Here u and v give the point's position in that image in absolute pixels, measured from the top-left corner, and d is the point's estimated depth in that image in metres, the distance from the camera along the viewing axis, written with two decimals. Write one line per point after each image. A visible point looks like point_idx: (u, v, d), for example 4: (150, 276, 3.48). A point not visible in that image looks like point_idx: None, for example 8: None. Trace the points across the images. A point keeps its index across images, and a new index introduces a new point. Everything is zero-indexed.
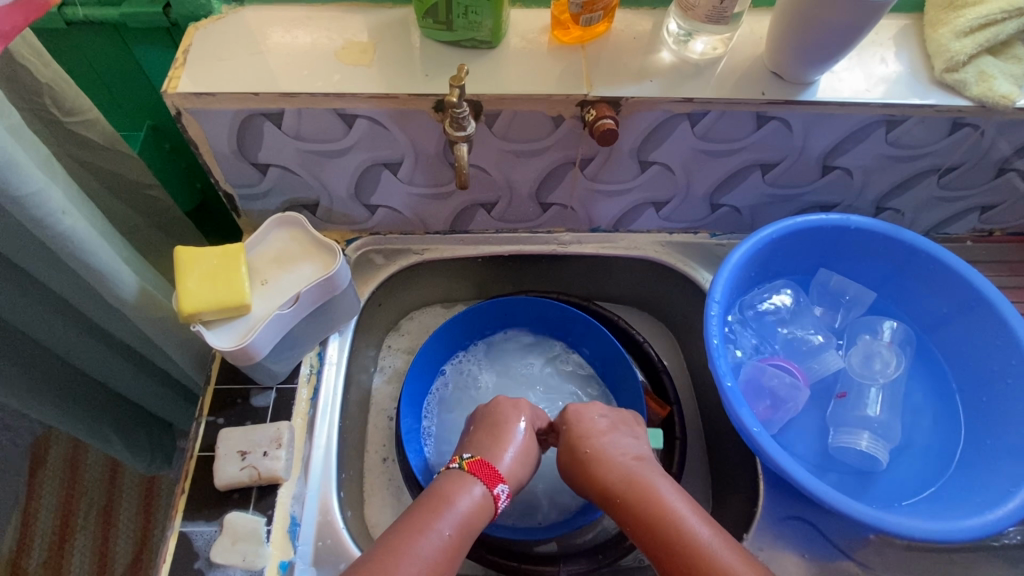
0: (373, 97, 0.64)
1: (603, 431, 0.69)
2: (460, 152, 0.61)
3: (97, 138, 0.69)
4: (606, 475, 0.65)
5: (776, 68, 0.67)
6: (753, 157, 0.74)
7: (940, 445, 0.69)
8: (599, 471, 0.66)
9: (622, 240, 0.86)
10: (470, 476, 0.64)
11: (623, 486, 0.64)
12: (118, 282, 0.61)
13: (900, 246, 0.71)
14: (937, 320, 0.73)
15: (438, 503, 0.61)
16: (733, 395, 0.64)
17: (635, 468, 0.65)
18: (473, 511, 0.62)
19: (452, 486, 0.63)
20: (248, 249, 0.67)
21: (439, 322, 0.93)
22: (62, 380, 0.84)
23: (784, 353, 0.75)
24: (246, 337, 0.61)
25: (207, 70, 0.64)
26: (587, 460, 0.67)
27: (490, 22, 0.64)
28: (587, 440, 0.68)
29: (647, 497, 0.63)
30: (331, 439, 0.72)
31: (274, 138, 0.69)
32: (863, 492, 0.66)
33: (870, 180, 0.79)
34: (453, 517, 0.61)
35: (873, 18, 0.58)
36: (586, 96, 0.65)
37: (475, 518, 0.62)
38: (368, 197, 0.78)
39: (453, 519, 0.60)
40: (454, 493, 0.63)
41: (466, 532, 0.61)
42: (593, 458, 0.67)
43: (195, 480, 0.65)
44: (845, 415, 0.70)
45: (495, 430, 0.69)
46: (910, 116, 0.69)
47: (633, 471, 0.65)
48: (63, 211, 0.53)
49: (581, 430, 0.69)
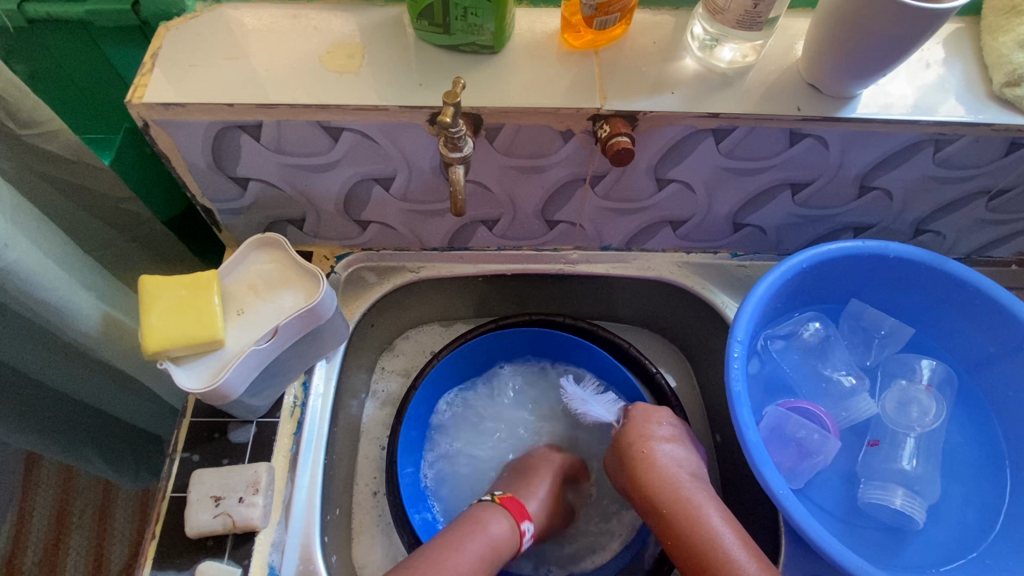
0: (360, 109, 0.58)
1: (658, 436, 0.69)
2: (456, 175, 0.55)
3: (60, 150, 0.63)
4: (654, 483, 0.65)
5: (814, 80, 0.60)
6: (784, 176, 0.67)
7: (981, 504, 0.62)
8: (649, 478, 0.66)
9: (634, 261, 0.80)
10: (502, 508, 0.69)
11: (669, 497, 0.64)
12: (78, 313, 0.56)
13: (946, 280, 0.64)
14: (982, 362, 0.66)
15: (476, 532, 0.65)
16: (756, 450, 0.57)
17: (687, 484, 0.65)
18: (505, 544, 0.66)
19: (486, 513, 0.68)
20: (224, 275, 0.61)
21: (437, 342, 0.88)
22: (39, 401, 0.79)
23: (809, 393, 0.69)
24: (218, 375, 0.56)
25: (175, 76, 0.58)
26: (641, 465, 0.66)
27: (492, 26, 0.57)
28: (643, 444, 0.68)
29: (691, 515, 0.62)
30: (316, 478, 0.66)
31: (253, 151, 0.62)
32: (895, 553, 0.61)
33: (911, 202, 0.71)
34: (485, 543, 0.64)
35: (931, 27, 0.50)
36: (598, 110, 0.58)
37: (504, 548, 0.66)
38: (358, 213, 0.72)
39: (484, 542, 0.64)
40: (491, 525, 0.66)
41: (494, 559, 0.65)
42: (645, 463, 0.66)
43: (167, 524, 0.60)
44: (877, 467, 0.64)
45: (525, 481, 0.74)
46: (963, 135, 0.62)
47: (684, 485, 0.65)
48: (6, 244, 0.48)
49: (636, 433, 0.69)
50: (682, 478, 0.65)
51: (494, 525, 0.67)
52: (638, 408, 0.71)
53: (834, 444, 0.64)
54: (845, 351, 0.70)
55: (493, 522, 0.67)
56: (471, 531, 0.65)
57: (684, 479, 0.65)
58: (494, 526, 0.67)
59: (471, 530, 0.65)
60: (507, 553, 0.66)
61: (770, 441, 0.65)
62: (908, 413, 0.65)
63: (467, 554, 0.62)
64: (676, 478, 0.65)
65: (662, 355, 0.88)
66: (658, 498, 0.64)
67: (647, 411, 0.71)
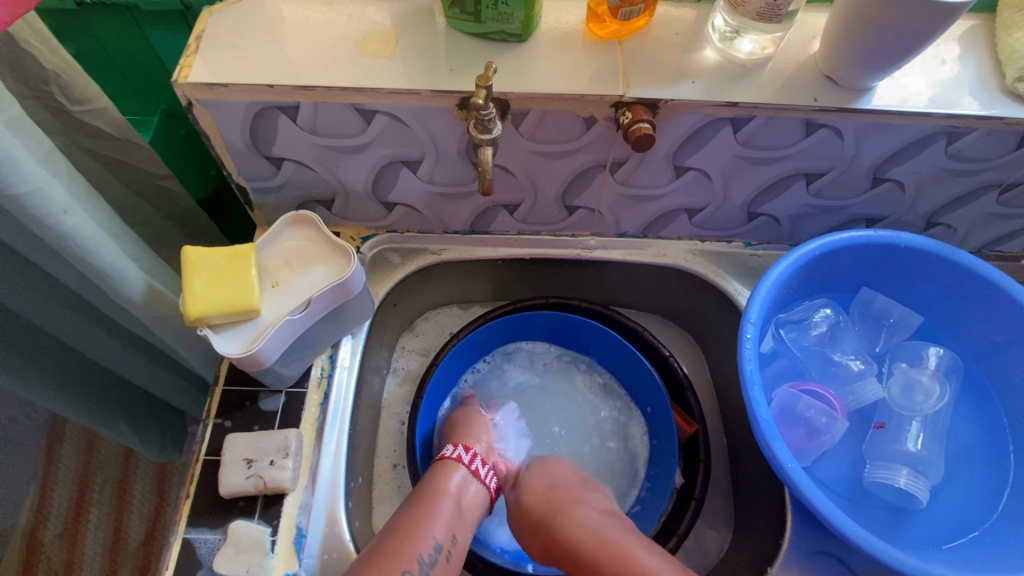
0: (394, 93, 0.60)
1: (563, 483, 0.69)
2: (485, 155, 0.57)
3: (106, 127, 0.66)
4: (563, 531, 0.64)
5: (830, 72, 0.62)
6: (799, 166, 0.69)
7: (987, 485, 0.64)
8: (562, 519, 0.65)
9: (650, 247, 0.82)
10: (448, 462, 0.67)
11: (583, 539, 0.63)
12: (124, 281, 0.59)
13: (955, 269, 0.66)
14: (989, 349, 0.68)
15: (430, 499, 0.63)
16: (766, 427, 0.59)
17: (603, 527, 0.64)
18: (464, 491, 0.65)
19: (438, 474, 0.66)
20: (259, 249, 0.64)
21: (456, 323, 0.91)
22: (71, 370, 0.83)
23: (818, 377, 0.71)
24: (255, 343, 0.59)
25: (219, 58, 0.61)
26: (547, 513, 0.66)
27: (521, 15, 0.60)
28: (552, 496, 0.68)
29: (612, 555, 0.61)
30: (341, 445, 0.70)
31: (289, 132, 0.65)
32: (898, 531, 0.63)
33: (923, 194, 0.73)
34: (450, 502, 0.63)
35: (945, 21, 0.52)
36: (622, 97, 0.60)
37: (466, 495, 0.65)
38: (385, 195, 0.75)
39: (449, 501, 0.63)
40: (440, 482, 0.65)
41: (464, 514, 0.64)
42: (552, 508, 0.66)
43: (201, 485, 0.63)
44: (883, 448, 0.66)
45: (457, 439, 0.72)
46: (976, 129, 0.63)
47: (602, 530, 0.64)
48: (65, 210, 0.51)
49: (537, 486, 0.69)
50: (600, 523, 0.65)
51: (444, 481, 0.65)
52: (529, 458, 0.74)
53: (842, 425, 0.66)
54: (855, 337, 0.72)
55: (440, 474, 0.66)
56: (424, 501, 0.62)
57: (601, 521, 0.65)
58: (444, 480, 0.65)
59: (422, 498, 0.63)
60: (475, 495, 0.66)
61: (781, 421, 0.67)
62: (915, 397, 0.67)
63: (432, 525, 0.61)
64: (593, 523, 0.64)
65: (674, 341, 0.91)
66: (576, 542, 0.63)
67: (563, 468, 0.72)
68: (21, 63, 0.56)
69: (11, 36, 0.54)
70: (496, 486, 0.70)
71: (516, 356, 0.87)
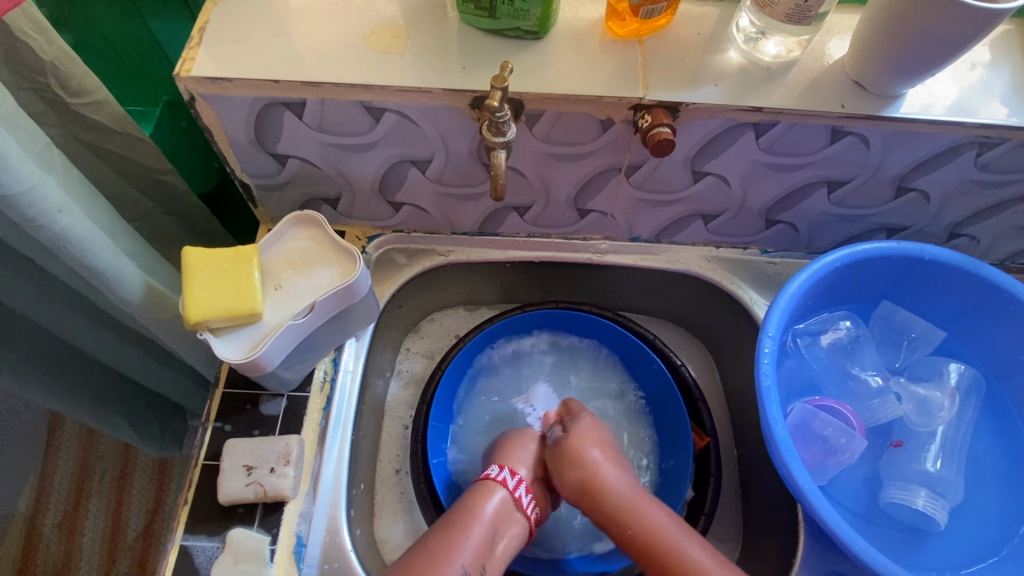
0: (404, 91, 0.58)
1: (599, 453, 0.68)
2: (498, 159, 0.55)
3: (106, 121, 0.64)
4: (606, 505, 0.65)
5: (858, 77, 0.59)
6: (822, 174, 0.67)
7: (1008, 507, 0.62)
8: (594, 483, 0.66)
9: (663, 253, 0.80)
10: (490, 484, 0.66)
11: (617, 507, 0.64)
12: (122, 281, 0.57)
13: (981, 285, 0.63)
14: (1013, 366, 0.66)
15: (464, 522, 0.61)
16: (784, 446, 0.57)
17: (631, 491, 0.65)
18: (501, 519, 0.63)
19: (477, 496, 0.64)
20: (262, 251, 0.62)
21: (462, 325, 0.89)
22: (69, 365, 0.81)
23: (835, 392, 0.69)
24: (256, 348, 0.57)
25: (223, 52, 0.58)
26: (587, 491, 0.65)
27: (538, 11, 0.57)
28: (593, 472, 0.66)
29: (636, 517, 0.63)
30: (344, 451, 0.68)
31: (294, 129, 0.63)
32: (913, 553, 0.61)
33: (949, 205, 0.70)
34: (485, 525, 0.62)
35: (983, 28, 0.50)
36: (641, 99, 0.58)
37: (504, 526, 0.63)
38: (392, 194, 0.72)
39: (485, 526, 0.62)
40: (476, 506, 0.63)
41: (496, 544, 0.62)
42: (586, 478, 0.66)
43: (200, 491, 0.62)
44: (900, 468, 0.64)
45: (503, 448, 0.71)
46: (1008, 139, 0.61)
47: (630, 493, 0.65)
48: (60, 210, 0.49)
49: (578, 441, 0.68)
50: (626, 485, 0.66)
51: (481, 504, 0.63)
52: (587, 416, 0.72)
53: (859, 444, 0.65)
54: (874, 352, 0.70)
55: (480, 498, 0.64)
56: (457, 523, 0.61)
57: (628, 485, 0.66)
58: (481, 504, 0.63)
59: (457, 523, 0.61)
60: (513, 526, 0.64)
61: (796, 437, 0.66)
62: (935, 416, 0.65)
63: (462, 551, 0.59)
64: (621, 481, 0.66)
65: (685, 348, 0.89)
66: (613, 510, 0.64)
67: (595, 426, 0.71)
68: (16, 53, 0.54)
69: (8, 26, 0.52)
70: (541, 520, 0.68)
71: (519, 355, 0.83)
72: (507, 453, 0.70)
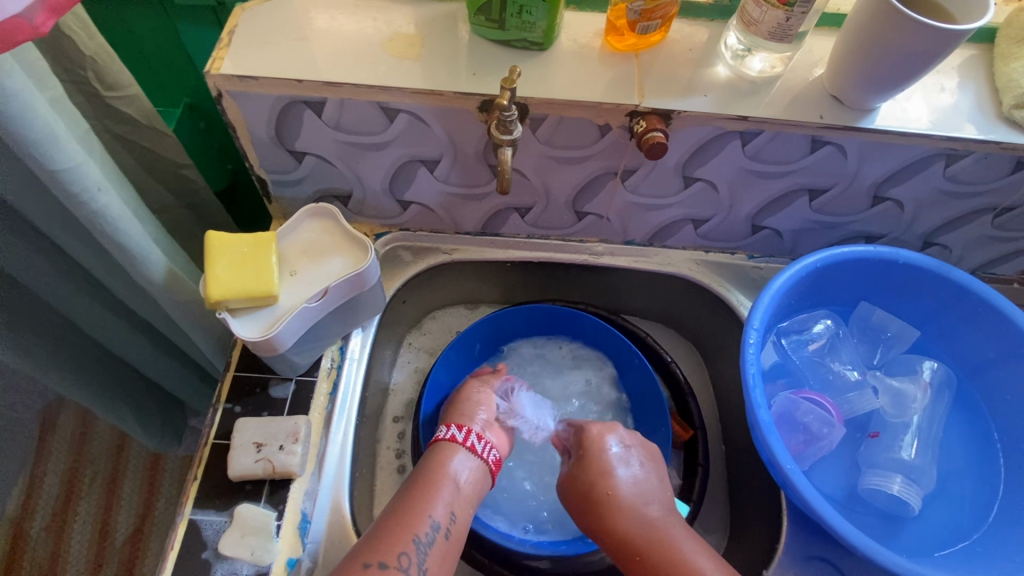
0: (418, 93, 0.63)
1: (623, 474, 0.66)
2: (505, 156, 0.60)
3: (136, 115, 0.68)
4: (617, 522, 0.62)
5: (836, 92, 0.65)
6: (803, 181, 0.72)
7: (978, 497, 0.66)
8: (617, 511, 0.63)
9: (656, 255, 0.84)
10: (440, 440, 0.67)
11: (638, 532, 0.61)
12: (147, 262, 0.60)
13: (948, 286, 0.68)
14: (981, 365, 0.70)
15: (431, 474, 0.63)
16: (767, 427, 0.61)
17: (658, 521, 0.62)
18: (465, 470, 0.64)
19: (440, 453, 0.65)
20: (279, 239, 0.66)
21: (462, 323, 0.92)
22: (81, 353, 0.83)
23: (817, 387, 0.73)
24: (272, 328, 0.60)
25: (251, 53, 0.63)
26: (601, 501, 0.64)
27: (544, 23, 0.62)
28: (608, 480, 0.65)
29: (664, 552, 0.60)
30: (348, 436, 0.70)
31: (313, 126, 0.67)
32: (890, 537, 0.65)
33: (921, 214, 0.76)
34: (453, 479, 0.63)
35: (945, 47, 0.55)
36: (637, 106, 0.63)
37: (470, 476, 0.65)
38: (401, 193, 0.77)
39: (453, 486, 0.62)
40: (441, 456, 0.65)
41: (472, 489, 0.64)
42: (612, 506, 0.63)
43: (209, 468, 0.64)
44: (877, 456, 0.68)
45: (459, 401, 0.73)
46: (973, 152, 0.66)
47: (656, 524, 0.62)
48: (99, 188, 0.52)
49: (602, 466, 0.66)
50: (657, 519, 0.62)
51: (445, 461, 0.64)
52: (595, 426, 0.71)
53: (839, 432, 0.68)
54: (853, 349, 0.75)
55: (443, 450, 0.66)
56: (426, 473, 0.63)
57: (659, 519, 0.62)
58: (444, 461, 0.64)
59: (424, 478, 0.62)
60: (475, 474, 0.65)
61: (780, 426, 0.69)
62: (909, 408, 0.69)
63: (435, 498, 0.60)
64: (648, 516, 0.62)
65: (675, 349, 0.93)
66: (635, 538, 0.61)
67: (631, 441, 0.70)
68: (60, 47, 0.58)
69: (57, 23, 0.56)
70: (498, 459, 0.68)
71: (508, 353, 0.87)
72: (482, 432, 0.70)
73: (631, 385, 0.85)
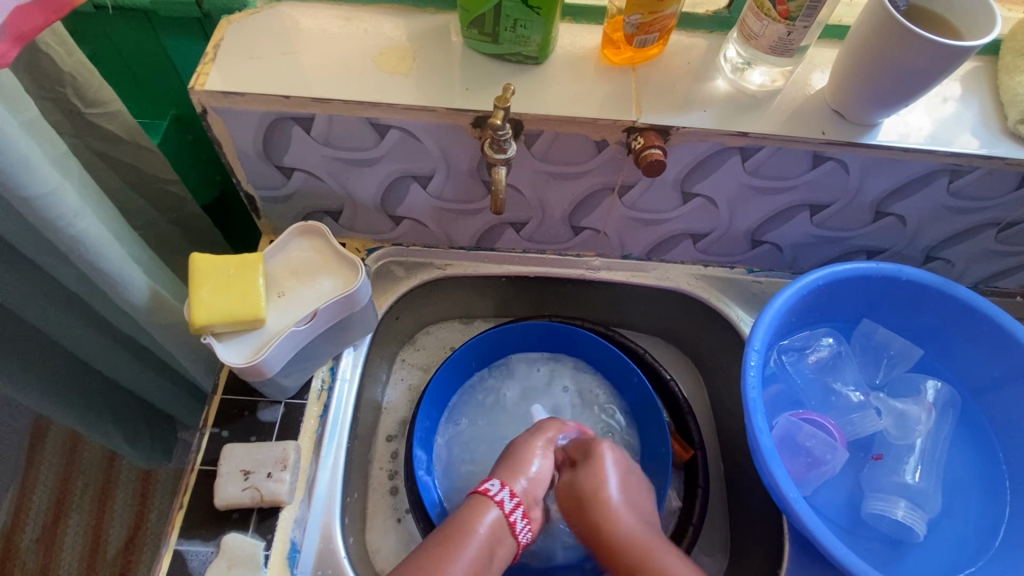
0: (410, 109, 0.61)
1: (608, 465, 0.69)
2: (498, 175, 0.58)
3: (118, 131, 0.66)
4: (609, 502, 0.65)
5: (838, 107, 0.63)
6: (805, 197, 0.70)
7: (984, 519, 0.65)
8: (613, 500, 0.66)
9: (654, 270, 0.82)
10: (488, 502, 0.62)
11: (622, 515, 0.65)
12: (129, 286, 0.58)
13: (953, 304, 0.67)
14: (987, 384, 0.68)
15: (460, 540, 0.59)
16: (769, 455, 0.59)
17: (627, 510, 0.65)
18: (498, 540, 0.61)
19: (475, 516, 0.61)
20: (266, 259, 0.64)
21: (457, 338, 0.90)
22: (64, 371, 0.81)
23: (819, 408, 0.72)
24: (259, 353, 0.58)
25: (236, 68, 0.61)
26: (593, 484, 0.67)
27: (539, 37, 0.61)
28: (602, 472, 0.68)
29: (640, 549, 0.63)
30: (340, 460, 0.69)
31: (301, 142, 0.65)
32: (894, 563, 0.64)
33: (924, 229, 0.74)
34: (480, 546, 0.59)
35: (951, 63, 0.53)
36: (634, 122, 0.61)
37: (498, 546, 0.61)
38: (393, 208, 0.75)
39: (478, 551, 0.59)
40: (474, 523, 0.61)
41: (494, 558, 0.61)
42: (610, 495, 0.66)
43: (195, 496, 0.62)
44: (881, 480, 0.66)
45: (514, 458, 0.68)
46: (977, 167, 0.65)
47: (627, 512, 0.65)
48: (76, 214, 0.50)
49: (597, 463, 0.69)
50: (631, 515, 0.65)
51: (481, 526, 0.60)
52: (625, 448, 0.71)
53: (842, 456, 0.67)
54: (856, 369, 0.73)
55: (479, 516, 0.62)
56: (455, 537, 0.59)
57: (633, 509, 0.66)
58: (479, 521, 0.61)
59: (452, 537, 0.59)
60: (505, 547, 0.62)
61: (782, 450, 0.68)
62: (912, 430, 0.68)
63: (457, 564, 0.57)
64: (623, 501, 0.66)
65: (674, 364, 0.91)
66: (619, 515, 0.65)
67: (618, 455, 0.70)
68: (37, 63, 0.56)
69: (33, 40, 0.54)
70: (528, 543, 0.64)
71: (502, 374, 0.85)
72: (510, 468, 0.66)
73: (629, 402, 0.83)
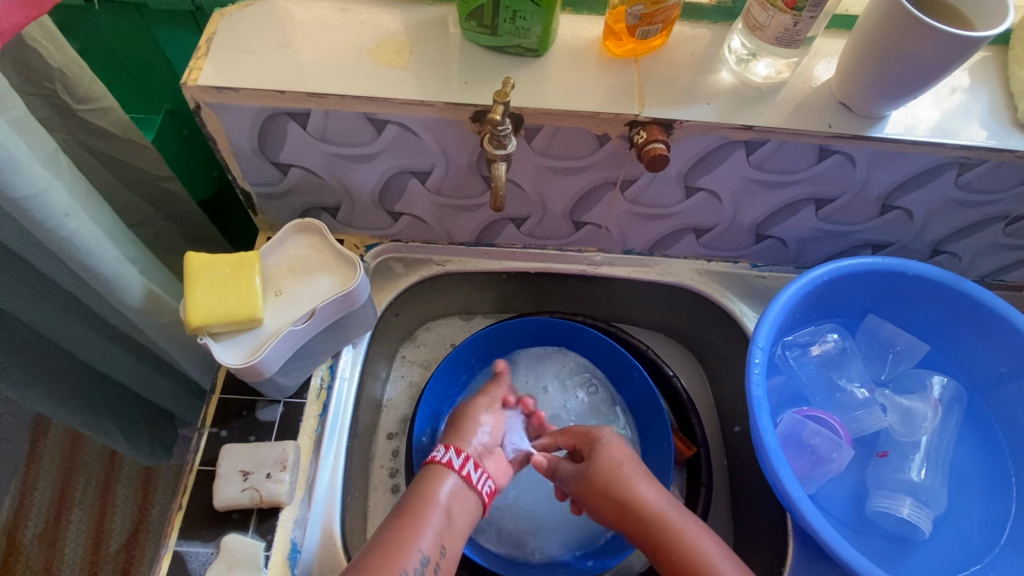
0: (407, 104, 0.59)
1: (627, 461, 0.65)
2: (498, 171, 0.57)
3: (110, 128, 0.65)
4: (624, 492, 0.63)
5: (844, 99, 0.62)
6: (810, 191, 0.69)
7: (991, 514, 0.64)
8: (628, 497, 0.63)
9: (656, 265, 0.81)
10: (437, 467, 0.62)
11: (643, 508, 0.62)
12: (124, 286, 0.58)
13: (960, 298, 0.66)
14: (994, 379, 0.68)
15: (418, 509, 0.58)
16: (775, 455, 0.58)
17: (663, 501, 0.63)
18: (457, 499, 0.60)
19: (428, 484, 0.60)
20: (263, 257, 0.63)
21: (457, 334, 0.90)
22: (62, 371, 0.81)
23: (823, 405, 0.71)
24: (255, 354, 0.57)
25: (230, 62, 0.60)
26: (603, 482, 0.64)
27: (539, 29, 0.59)
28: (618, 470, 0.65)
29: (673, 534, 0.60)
30: (340, 459, 0.68)
31: (297, 138, 0.64)
32: (899, 561, 0.63)
33: (931, 222, 0.73)
34: (441, 515, 0.58)
35: (961, 55, 0.52)
36: (637, 116, 0.60)
37: (460, 507, 0.60)
38: (391, 204, 0.74)
39: (442, 519, 0.58)
40: (429, 491, 0.60)
41: (461, 522, 0.60)
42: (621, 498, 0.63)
43: (194, 497, 0.62)
44: (886, 478, 0.66)
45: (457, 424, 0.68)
46: (987, 160, 0.63)
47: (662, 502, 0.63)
48: (67, 214, 0.49)
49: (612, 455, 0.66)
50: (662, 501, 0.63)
51: (436, 489, 0.60)
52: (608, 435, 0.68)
53: (846, 454, 0.67)
54: (861, 365, 0.72)
55: (431, 483, 0.61)
56: (410, 510, 0.58)
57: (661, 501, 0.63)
58: (434, 487, 0.60)
59: (409, 509, 0.58)
60: (469, 505, 0.61)
61: (786, 448, 0.67)
62: (918, 427, 0.67)
63: (421, 536, 0.57)
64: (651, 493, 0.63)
65: (677, 360, 0.90)
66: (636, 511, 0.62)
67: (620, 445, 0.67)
68: (26, 59, 0.55)
69: (20, 35, 0.53)
70: (492, 493, 0.64)
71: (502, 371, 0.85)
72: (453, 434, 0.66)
73: (631, 399, 0.82)
